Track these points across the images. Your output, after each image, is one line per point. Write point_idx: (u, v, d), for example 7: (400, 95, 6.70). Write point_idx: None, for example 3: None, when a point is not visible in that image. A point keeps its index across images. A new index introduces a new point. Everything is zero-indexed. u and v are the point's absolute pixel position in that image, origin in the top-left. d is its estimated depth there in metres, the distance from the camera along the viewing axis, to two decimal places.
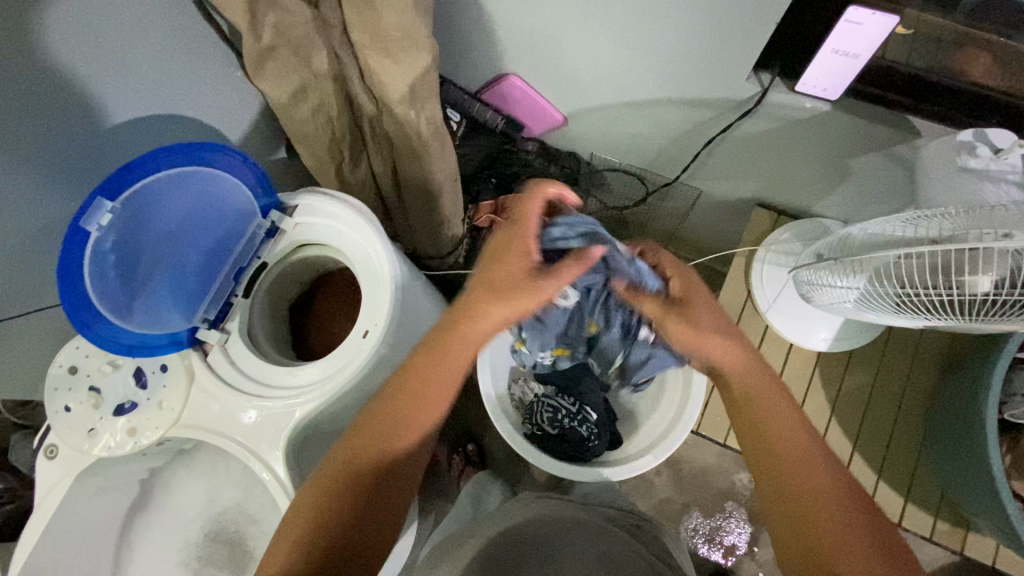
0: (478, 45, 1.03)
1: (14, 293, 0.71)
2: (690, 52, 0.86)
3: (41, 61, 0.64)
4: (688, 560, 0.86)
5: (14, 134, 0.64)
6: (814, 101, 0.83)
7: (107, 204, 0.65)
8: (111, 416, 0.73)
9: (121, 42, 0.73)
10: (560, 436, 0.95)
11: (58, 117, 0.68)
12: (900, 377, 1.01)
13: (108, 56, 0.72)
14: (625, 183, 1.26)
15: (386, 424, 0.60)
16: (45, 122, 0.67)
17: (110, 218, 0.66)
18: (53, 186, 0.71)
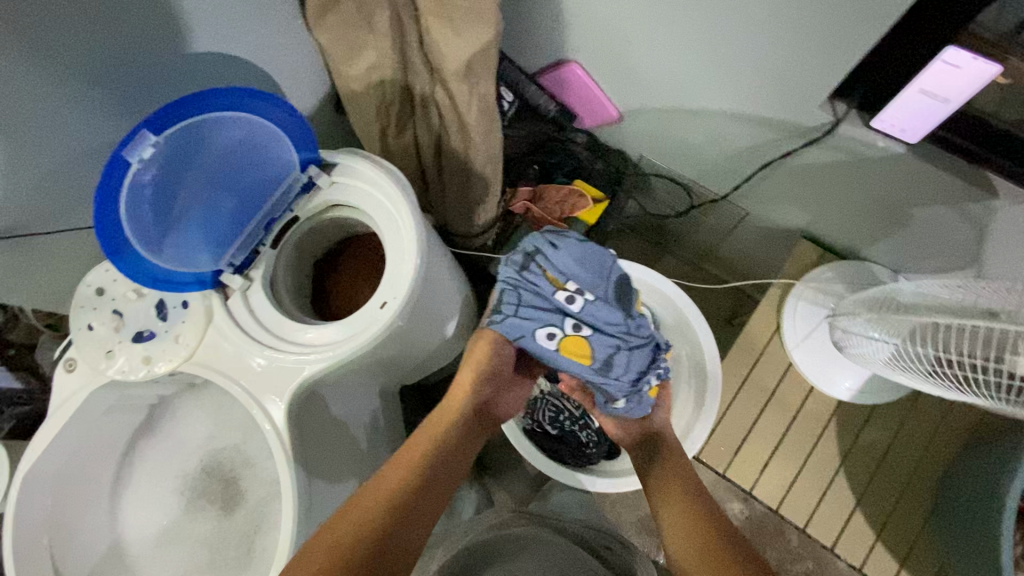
0: (544, 27, 1.00)
1: (56, 210, 0.72)
2: (764, 69, 0.81)
3: None
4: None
5: (77, 55, 0.65)
6: (889, 140, 0.78)
7: (150, 136, 0.66)
8: (130, 342, 0.75)
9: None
10: (556, 436, 0.94)
11: (123, 42, 0.69)
12: (920, 441, 0.96)
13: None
14: (670, 191, 1.22)
15: (398, 474, 0.70)
16: (109, 45, 0.67)
17: (152, 151, 0.67)
18: (108, 109, 0.71)
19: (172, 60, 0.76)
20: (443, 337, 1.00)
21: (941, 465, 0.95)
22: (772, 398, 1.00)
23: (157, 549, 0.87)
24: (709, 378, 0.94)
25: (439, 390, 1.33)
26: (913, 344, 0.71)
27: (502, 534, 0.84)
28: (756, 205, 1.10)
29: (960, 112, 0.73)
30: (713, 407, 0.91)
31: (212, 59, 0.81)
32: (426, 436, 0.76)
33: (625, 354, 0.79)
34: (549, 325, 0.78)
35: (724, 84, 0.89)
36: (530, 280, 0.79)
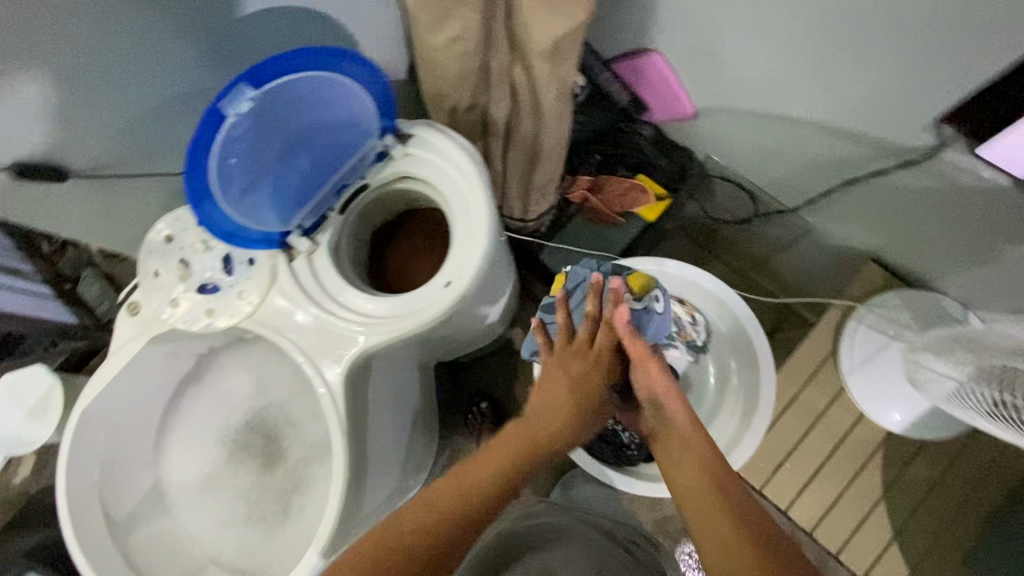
0: (632, 13, 0.96)
1: None
2: (871, 78, 0.77)
3: None
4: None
5: None
6: (993, 172, 0.72)
7: (249, 91, 0.63)
8: (194, 292, 0.75)
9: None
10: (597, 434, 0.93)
11: None
12: (966, 483, 0.94)
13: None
14: (732, 196, 1.18)
15: (456, 493, 0.58)
16: None
17: (249, 105, 0.64)
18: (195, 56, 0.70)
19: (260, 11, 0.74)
20: (485, 321, 0.99)
21: (986, 509, 0.93)
22: (818, 420, 0.98)
23: (198, 495, 0.89)
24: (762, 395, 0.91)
25: (472, 369, 1.33)
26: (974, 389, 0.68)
27: (528, 519, 0.83)
28: (826, 221, 1.06)
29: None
30: (762, 428, 0.89)
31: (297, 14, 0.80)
32: (510, 438, 0.63)
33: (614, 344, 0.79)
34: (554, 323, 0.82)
35: (821, 91, 0.85)
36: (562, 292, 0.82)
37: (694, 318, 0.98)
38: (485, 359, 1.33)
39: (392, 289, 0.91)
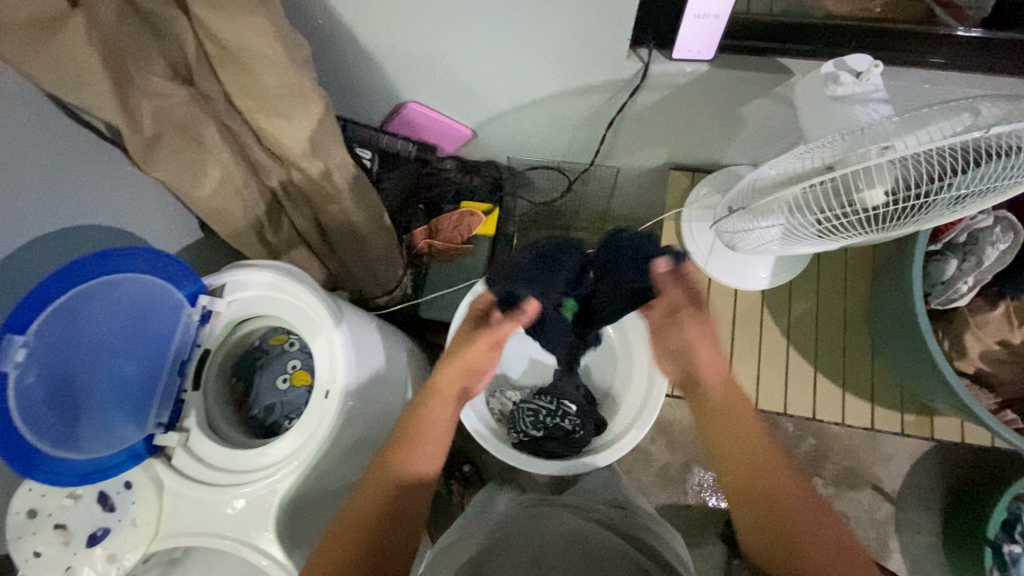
0: (372, 85, 1.05)
1: None
2: (563, 44, 0.87)
3: None
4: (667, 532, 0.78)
5: None
6: (693, 64, 0.87)
7: (17, 337, 0.61)
8: (86, 548, 0.70)
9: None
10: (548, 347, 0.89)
11: None
12: (838, 295, 1.06)
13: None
14: (548, 178, 1.27)
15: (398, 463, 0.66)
16: None
17: (24, 351, 0.62)
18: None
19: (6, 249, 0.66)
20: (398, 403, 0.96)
21: (862, 306, 1.06)
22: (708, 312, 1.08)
23: None
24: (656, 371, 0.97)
25: None
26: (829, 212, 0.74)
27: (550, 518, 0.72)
28: (622, 159, 1.18)
29: (756, 19, 0.84)
30: (657, 408, 0.95)
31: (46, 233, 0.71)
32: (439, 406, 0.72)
33: (267, 374, 0.89)
34: (279, 372, 0.89)
35: (546, 70, 0.94)
36: (264, 360, 0.89)
37: None
38: None
39: (273, 428, 0.86)
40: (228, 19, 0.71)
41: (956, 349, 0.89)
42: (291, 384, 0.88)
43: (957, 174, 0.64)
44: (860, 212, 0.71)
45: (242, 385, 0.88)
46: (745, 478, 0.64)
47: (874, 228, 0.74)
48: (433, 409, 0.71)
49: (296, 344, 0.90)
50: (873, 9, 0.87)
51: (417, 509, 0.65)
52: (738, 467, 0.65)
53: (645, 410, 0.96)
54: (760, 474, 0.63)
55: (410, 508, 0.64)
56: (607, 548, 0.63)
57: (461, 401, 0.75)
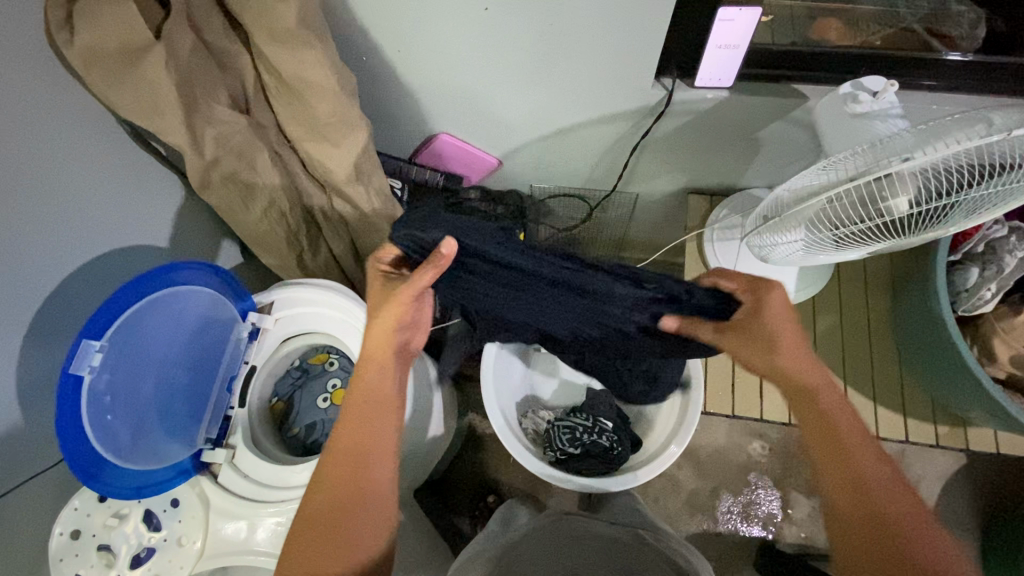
0: (407, 117, 1.10)
1: (17, 462, 0.63)
2: (595, 73, 0.93)
3: (18, 236, 0.61)
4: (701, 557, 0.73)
5: (18, 309, 0.61)
6: (714, 91, 0.93)
7: (94, 344, 0.60)
8: (128, 570, 0.68)
9: (56, 175, 0.65)
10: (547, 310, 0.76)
11: (25, 286, 0.62)
12: (861, 310, 1.09)
13: (52, 193, 0.65)
14: (568, 206, 1.32)
15: (344, 441, 0.62)
16: (22, 292, 0.61)
17: (101, 356, 0.60)
18: (38, 347, 0.64)
19: (75, 265, 0.68)
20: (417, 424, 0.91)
21: (885, 320, 1.08)
22: None
23: None
24: (692, 382, 0.96)
25: (452, 477, 1.31)
26: (843, 219, 0.77)
27: (585, 531, 0.72)
28: (642, 184, 1.23)
29: (771, 49, 0.90)
30: (694, 424, 0.92)
31: (109, 252, 0.73)
32: (371, 375, 0.66)
33: (307, 393, 0.88)
34: (321, 392, 0.89)
35: (578, 99, 1.00)
36: (305, 379, 0.89)
37: None
38: (461, 457, 1.32)
39: (313, 447, 0.86)
40: (289, 52, 0.76)
41: (986, 355, 0.92)
42: (332, 403, 0.88)
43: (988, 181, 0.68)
44: (887, 223, 0.74)
45: (282, 405, 0.88)
46: (855, 504, 0.56)
47: (900, 236, 0.76)
48: (366, 378, 0.66)
49: (338, 363, 0.90)
50: (875, 41, 0.93)
51: (380, 494, 0.60)
52: (854, 502, 0.56)
53: (686, 424, 0.93)
54: (877, 506, 0.55)
55: (370, 495, 0.59)
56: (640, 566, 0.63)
57: (402, 360, 0.70)
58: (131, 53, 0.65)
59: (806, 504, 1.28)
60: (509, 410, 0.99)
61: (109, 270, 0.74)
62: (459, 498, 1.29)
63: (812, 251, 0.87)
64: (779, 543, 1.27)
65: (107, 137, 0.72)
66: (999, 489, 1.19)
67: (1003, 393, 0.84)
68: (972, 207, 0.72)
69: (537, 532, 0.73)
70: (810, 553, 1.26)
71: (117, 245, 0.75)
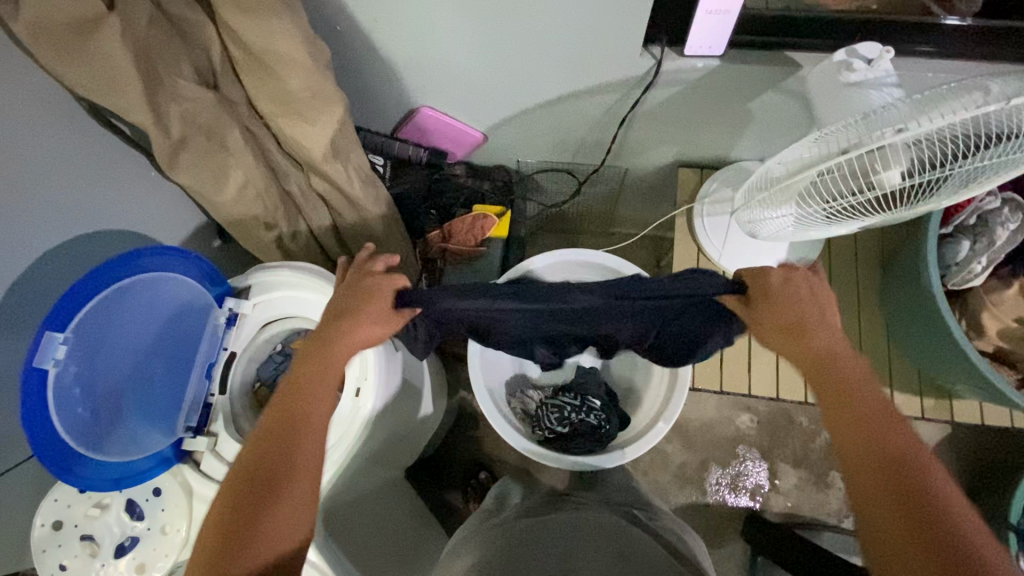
0: (387, 90, 1.06)
1: None
2: (582, 41, 0.89)
3: None
4: (699, 539, 0.73)
5: None
6: (705, 59, 0.90)
7: (57, 336, 0.59)
8: (114, 559, 0.67)
9: (14, 159, 0.62)
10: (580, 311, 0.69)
11: None
12: (852, 284, 1.08)
13: (10, 178, 0.61)
14: (557, 181, 1.28)
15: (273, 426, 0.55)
16: None
17: (65, 348, 0.60)
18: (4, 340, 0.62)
19: (44, 251, 0.66)
20: (401, 409, 0.90)
21: (875, 291, 1.07)
22: None
23: None
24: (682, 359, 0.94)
25: (444, 455, 1.31)
26: (835, 194, 0.75)
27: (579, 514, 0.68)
28: (632, 158, 1.20)
29: (760, 15, 0.87)
30: (682, 400, 0.92)
31: (78, 236, 0.71)
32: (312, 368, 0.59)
33: None
34: None
35: (562, 70, 0.96)
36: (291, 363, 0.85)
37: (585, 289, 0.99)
38: (453, 435, 1.32)
39: None
40: (256, 23, 0.72)
41: (973, 328, 0.92)
42: None
43: (981, 150, 0.66)
44: (877, 196, 0.72)
45: (267, 391, 0.84)
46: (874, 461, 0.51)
47: (891, 211, 0.74)
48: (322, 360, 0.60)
49: None
50: (869, 6, 0.90)
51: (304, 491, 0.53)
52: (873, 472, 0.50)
53: (672, 400, 0.94)
54: (900, 460, 0.50)
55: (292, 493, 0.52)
56: (637, 549, 0.58)
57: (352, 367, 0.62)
58: (82, 26, 0.61)
59: (793, 474, 1.29)
60: (495, 392, 0.98)
61: (76, 253, 0.71)
62: (451, 476, 1.29)
63: (801, 227, 0.86)
64: (766, 512, 1.29)
65: (66, 118, 0.69)
66: (982, 457, 1.21)
67: (987, 365, 0.85)
68: (970, 178, 0.69)
69: (524, 517, 0.70)
70: (797, 521, 1.27)
71: (84, 230, 0.72)
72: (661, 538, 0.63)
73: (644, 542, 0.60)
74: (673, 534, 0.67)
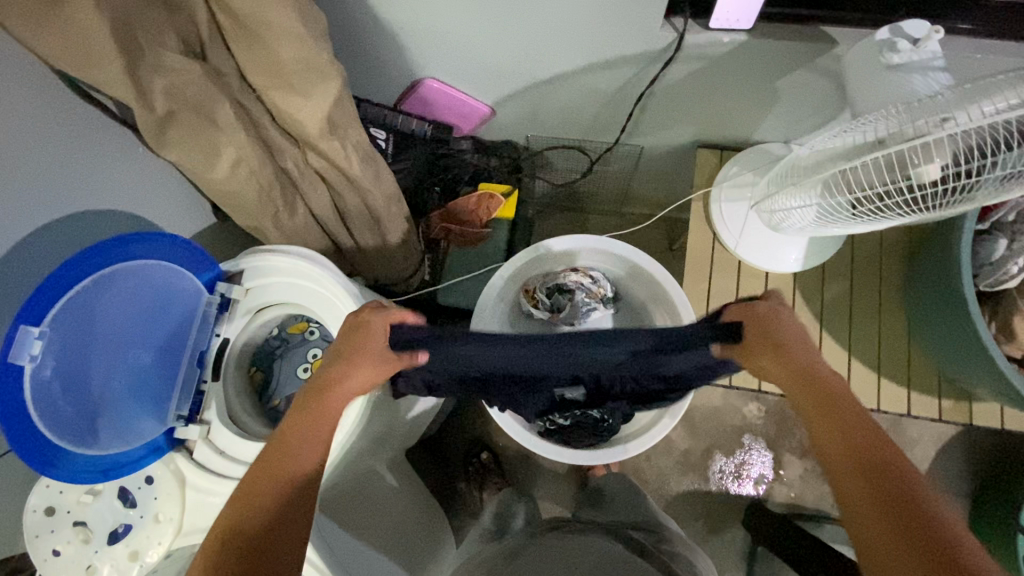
0: (389, 60, 1.00)
1: None
2: (599, 10, 0.82)
3: None
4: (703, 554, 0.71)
5: None
6: (730, 34, 0.83)
7: (33, 330, 0.58)
8: (106, 546, 0.66)
9: None
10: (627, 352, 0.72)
11: None
12: (874, 276, 1.03)
13: None
14: (567, 159, 1.22)
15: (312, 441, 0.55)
16: None
17: (42, 343, 0.59)
18: None
19: (20, 236, 0.63)
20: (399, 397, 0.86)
21: (899, 285, 1.03)
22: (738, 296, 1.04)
23: None
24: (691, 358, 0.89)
25: (445, 434, 1.31)
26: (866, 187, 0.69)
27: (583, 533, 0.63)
28: (649, 135, 1.13)
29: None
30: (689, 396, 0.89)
31: (59, 217, 0.68)
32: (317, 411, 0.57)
33: (287, 363, 0.86)
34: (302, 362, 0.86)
35: (574, 43, 0.89)
36: (289, 347, 0.86)
37: (594, 276, 0.94)
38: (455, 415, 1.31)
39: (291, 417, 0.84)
40: None
41: (1004, 332, 0.86)
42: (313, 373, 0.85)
43: None
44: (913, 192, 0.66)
45: (264, 374, 0.85)
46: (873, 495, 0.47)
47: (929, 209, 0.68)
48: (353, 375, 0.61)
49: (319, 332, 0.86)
50: None
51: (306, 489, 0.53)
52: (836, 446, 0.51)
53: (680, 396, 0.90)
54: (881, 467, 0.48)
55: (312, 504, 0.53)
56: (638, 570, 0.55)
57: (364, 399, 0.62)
58: None
59: (799, 465, 1.27)
60: None
61: (57, 232, 0.68)
62: (453, 456, 1.29)
63: (827, 222, 0.80)
64: (769, 501, 1.27)
65: (42, 90, 0.65)
66: (998, 458, 1.17)
67: (1016, 372, 0.80)
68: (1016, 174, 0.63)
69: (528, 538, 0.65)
70: (800, 512, 1.26)
71: (67, 210, 0.69)
72: (653, 553, 0.60)
73: (638, 556, 0.58)
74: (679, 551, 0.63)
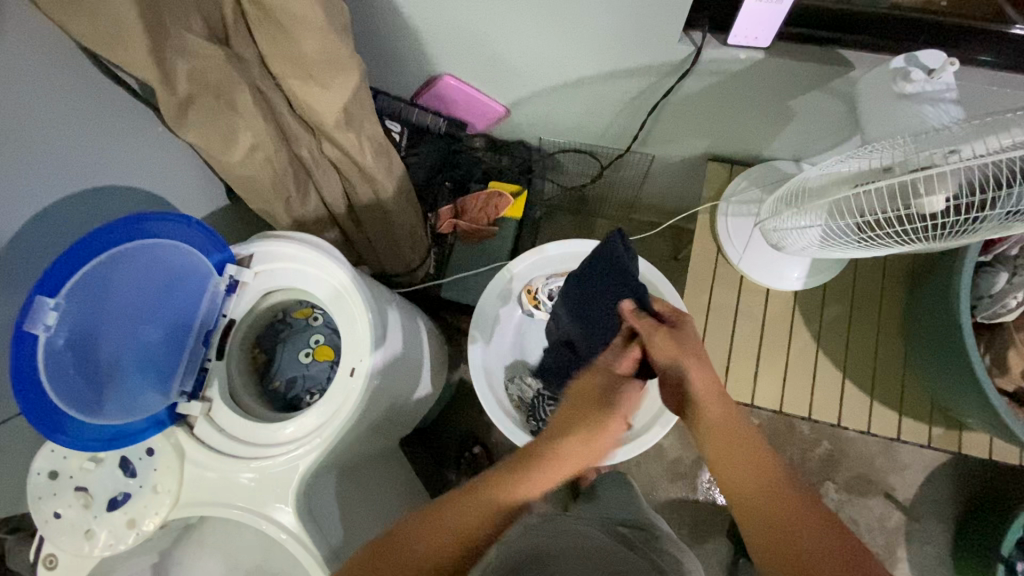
0: (408, 55, 1.01)
1: None
2: (619, 21, 0.83)
3: None
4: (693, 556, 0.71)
5: None
6: (748, 51, 0.83)
7: (48, 301, 0.62)
8: (106, 512, 0.69)
9: (14, 110, 0.60)
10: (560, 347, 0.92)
11: None
12: (874, 300, 1.04)
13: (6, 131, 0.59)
14: (578, 162, 1.23)
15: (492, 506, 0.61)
16: None
17: (55, 314, 0.63)
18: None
19: (41, 208, 0.65)
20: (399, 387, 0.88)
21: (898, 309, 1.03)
22: (737, 310, 1.05)
23: None
24: None
25: (440, 426, 1.33)
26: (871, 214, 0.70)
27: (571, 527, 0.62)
28: (660, 146, 1.14)
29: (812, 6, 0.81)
30: None
31: (79, 191, 0.70)
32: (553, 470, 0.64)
33: (289, 348, 0.87)
34: (302, 347, 0.88)
35: (591, 51, 0.91)
36: (291, 331, 0.88)
37: None
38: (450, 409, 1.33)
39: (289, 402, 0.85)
40: None
41: (997, 364, 0.87)
42: (314, 359, 0.87)
43: None
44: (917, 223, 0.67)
45: (265, 357, 0.87)
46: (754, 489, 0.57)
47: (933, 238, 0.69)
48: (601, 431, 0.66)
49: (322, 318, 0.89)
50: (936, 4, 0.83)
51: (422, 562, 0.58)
52: (725, 455, 0.59)
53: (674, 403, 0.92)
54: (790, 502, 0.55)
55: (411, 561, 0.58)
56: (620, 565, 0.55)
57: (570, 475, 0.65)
58: None
59: None
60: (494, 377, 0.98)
61: (76, 206, 0.70)
62: (446, 448, 1.31)
63: (830, 245, 0.81)
64: None
65: (70, 67, 0.66)
66: (984, 488, 1.18)
67: (1005, 404, 0.81)
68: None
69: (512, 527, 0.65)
70: None
71: (87, 185, 0.71)
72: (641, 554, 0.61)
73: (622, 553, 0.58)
74: (666, 554, 0.64)
